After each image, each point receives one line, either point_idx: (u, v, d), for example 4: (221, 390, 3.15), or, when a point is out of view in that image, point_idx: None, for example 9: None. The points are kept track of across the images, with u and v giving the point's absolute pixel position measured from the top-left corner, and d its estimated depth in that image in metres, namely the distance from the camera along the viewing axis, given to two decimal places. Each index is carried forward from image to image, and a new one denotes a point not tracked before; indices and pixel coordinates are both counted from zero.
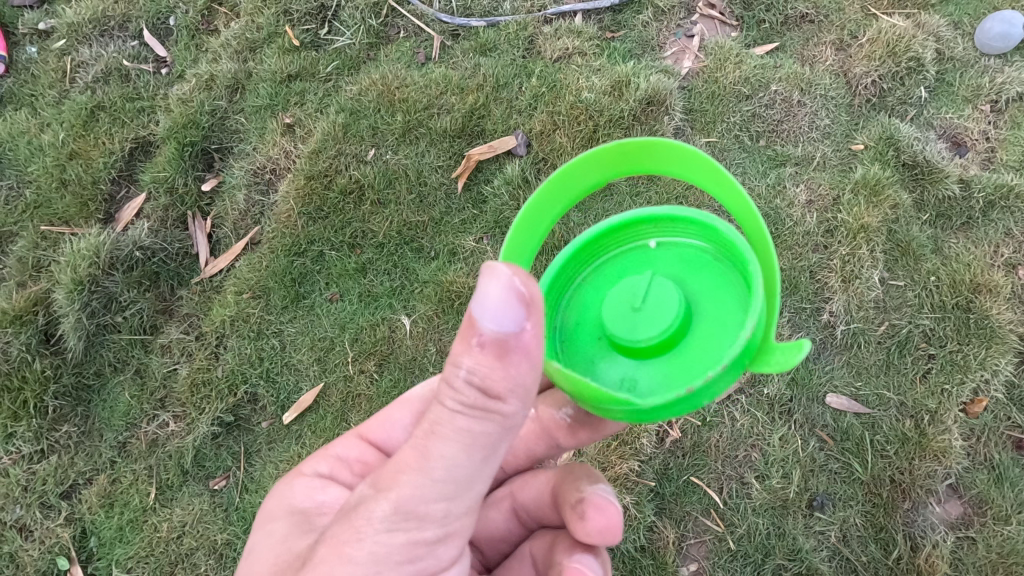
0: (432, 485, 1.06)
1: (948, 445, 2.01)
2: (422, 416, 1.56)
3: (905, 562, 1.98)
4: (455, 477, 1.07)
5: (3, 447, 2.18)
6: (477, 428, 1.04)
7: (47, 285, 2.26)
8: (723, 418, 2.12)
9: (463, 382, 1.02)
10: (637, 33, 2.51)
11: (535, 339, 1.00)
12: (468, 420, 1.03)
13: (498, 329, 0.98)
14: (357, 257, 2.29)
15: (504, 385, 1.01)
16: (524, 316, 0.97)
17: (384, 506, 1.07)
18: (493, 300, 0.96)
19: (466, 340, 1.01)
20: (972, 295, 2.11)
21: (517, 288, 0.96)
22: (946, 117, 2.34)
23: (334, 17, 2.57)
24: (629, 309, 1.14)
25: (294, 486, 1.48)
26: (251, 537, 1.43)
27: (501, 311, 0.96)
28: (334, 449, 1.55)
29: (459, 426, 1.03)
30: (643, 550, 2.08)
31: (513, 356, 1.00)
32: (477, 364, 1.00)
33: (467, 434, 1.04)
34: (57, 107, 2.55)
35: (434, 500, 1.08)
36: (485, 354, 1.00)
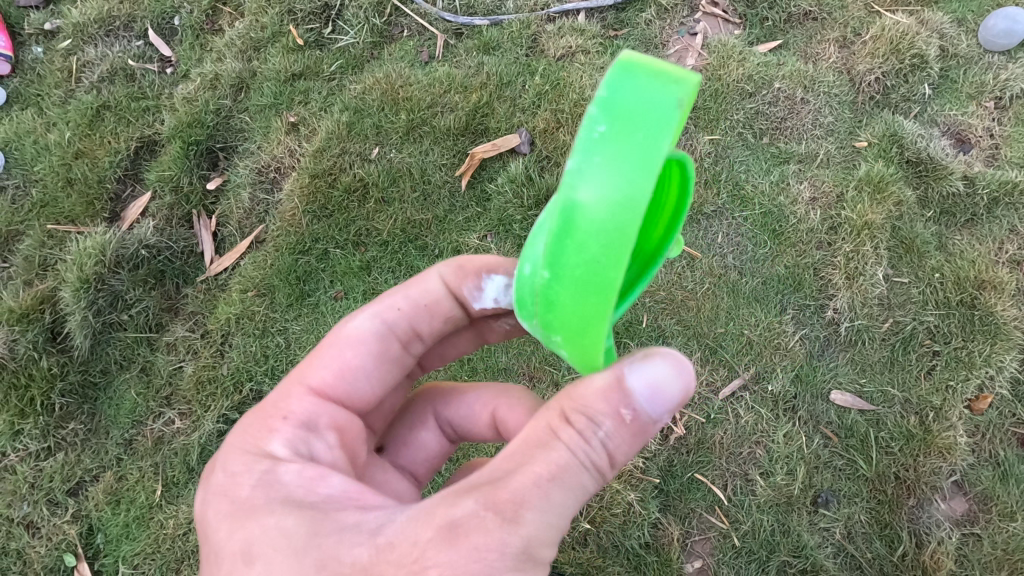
0: (554, 532, 0.95)
1: (952, 442, 2.01)
2: (382, 356, 1.35)
3: (910, 559, 1.98)
4: (561, 529, 0.98)
5: (9, 445, 2.19)
6: (595, 487, 0.99)
7: (53, 283, 2.27)
8: (727, 415, 2.12)
9: (604, 433, 0.97)
10: (640, 31, 2.52)
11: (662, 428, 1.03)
12: (591, 478, 0.98)
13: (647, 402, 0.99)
14: (361, 255, 2.30)
15: (625, 457, 1.01)
16: (670, 409, 1.01)
17: (517, 544, 0.91)
18: (662, 376, 0.97)
19: (613, 398, 0.97)
20: (976, 292, 2.11)
21: (684, 381, 1.00)
22: (949, 114, 2.34)
23: (338, 16, 2.58)
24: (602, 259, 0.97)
25: (257, 474, 1.10)
26: (231, 542, 1.02)
27: (662, 392, 0.98)
28: (292, 414, 1.21)
29: (583, 481, 0.97)
30: (648, 547, 2.07)
31: (641, 436, 1.01)
32: (620, 429, 0.98)
33: (585, 490, 0.98)
34: (63, 106, 2.56)
35: (547, 549, 0.95)
36: (631, 422, 0.99)
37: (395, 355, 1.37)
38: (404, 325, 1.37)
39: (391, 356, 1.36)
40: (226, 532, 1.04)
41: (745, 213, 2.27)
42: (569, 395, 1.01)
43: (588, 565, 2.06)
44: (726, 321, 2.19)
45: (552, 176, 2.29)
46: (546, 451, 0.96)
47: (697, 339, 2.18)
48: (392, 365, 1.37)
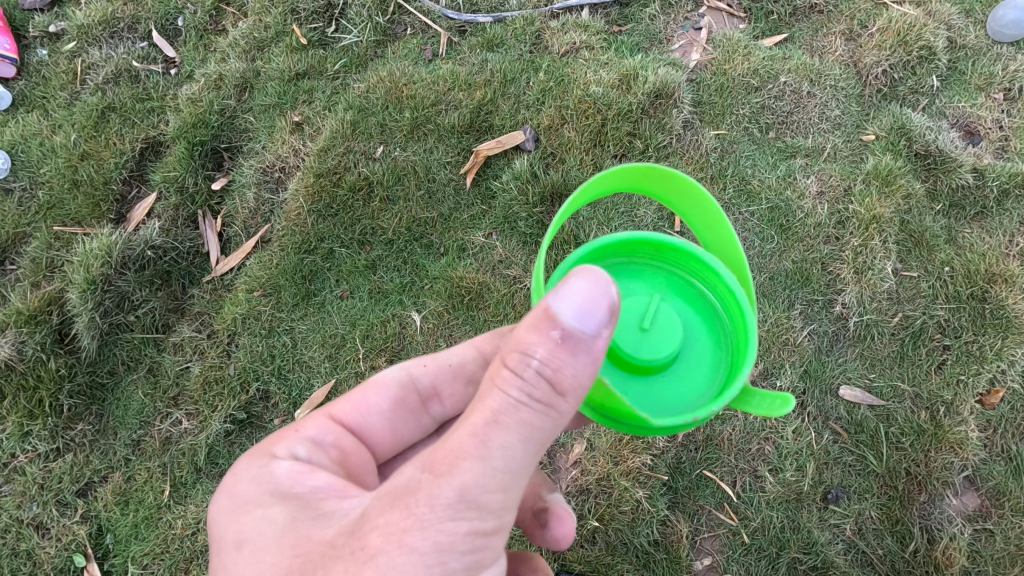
0: (492, 473, 0.99)
1: (964, 437, 1.99)
2: (399, 402, 1.48)
3: (921, 555, 1.96)
4: (515, 463, 1.01)
5: (19, 446, 2.20)
6: (539, 420, 1.01)
7: (60, 285, 2.28)
8: (735, 411, 2.11)
9: (540, 363, 1.00)
10: (645, 26, 2.50)
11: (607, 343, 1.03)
12: (533, 410, 1.00)
13: (582, 326, 1.00)
14: (367, 254, 2.30)
15: (572, 380, 1.01)
16: (605, 321, 1.01)
17: (448, 494, 0.97)
18: (575, 297, 0.99)
19: (542, 327, 1.01)
20: (987, 286, 2.09)
21: (607, 296, 1.00)
22: (958, 106, 2.31)
23: (341, 16, 2.58)
24: (634, 323, 1.18)
25: (260, 471, 1.26)
26: (221, 533, 1.21)
27: (589, 309, 0.99)
28: (303, 431, 1.37)
29: (525, 417, 1.00)
30: (657, 545, 2.05)
31: (581, 353, 1.01)
32: (553, 355, 1.00)
33: (530, 426, 1.01)
34: (68, 108, 2.56)
35: (492, 490, 0.99)
36: (562, 345, 1.00)
37: (411, 406, 1.49)
38: (426, 380, 1.48)
39: (407, 405, 1.48)
40: (223, 521, 1.22)
41: (752, 208, 2.26)
42: (508, 338, 1.05)
43: (597, 563, 2.04)
44: None
45: (558, 172, 2.28)
46: (484, 397, 1.03)
47: None
48: (405, 412, 1.49)
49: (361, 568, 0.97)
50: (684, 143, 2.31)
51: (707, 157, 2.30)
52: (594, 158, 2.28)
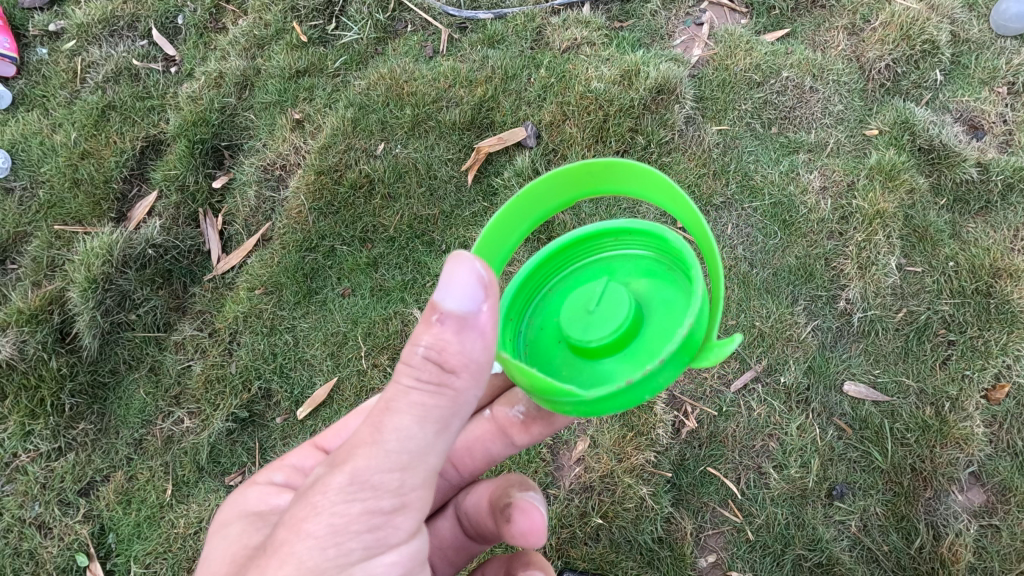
0: (383, 456, 1.00)
1: (969, 433, 1.98)
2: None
3: (927, 552, 1.95)
4: (410, 446, 1.01)
5: (21, 445, 2.20)
6: (431, 401, 1.01)
7: (61, 284, 2.27)
8: (739, 407, 2.11)
9: (424, 347, 1.01)
10: (646, 22, 2.49)
11: (491, 318, 1.03)
12: (422, 393, 1.01)
13: (458, 307, 1.00)
14: (368, 251, 2.29)
15: (459, 357, 1.01)
16: (482, 296, 1.01)
17: (340, 480, 1.00)
18: (451, 281, 1.01)
19: (427, 317, 1.03)
20: (992, 280, 2.08)
21: (479, 273, 1.02)
22: (961, 100, 2.30)
23: (341, 13, 2.57)
24: (582, 308, 1.21)
25: (245, 495, 1.39)
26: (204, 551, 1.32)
27: (463, 290, 1.00)
28: (289, 460, 1.49)
29: (414, 400, 1.01)
30: (661, 542, 2.04)
31: (468, 333, 1.02)
32: (435, 338, 1.01)
33: (422, 408, 1.01)
34: (68, 107, 2.56)
35: (386, 471, 1.00)
36: (442, 327, 1.01)
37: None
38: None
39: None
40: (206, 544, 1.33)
41: (755, 204, 2.25)
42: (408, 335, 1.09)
43: (600, 561, 2.03)
44: (737, 313, 2.16)
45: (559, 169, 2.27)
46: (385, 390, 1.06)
47: None
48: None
49: (267, 558, 1.01)
50: (686, 139, 2.30)
51: (710, 152, 2.29)
52: (595, 155, 2.27)
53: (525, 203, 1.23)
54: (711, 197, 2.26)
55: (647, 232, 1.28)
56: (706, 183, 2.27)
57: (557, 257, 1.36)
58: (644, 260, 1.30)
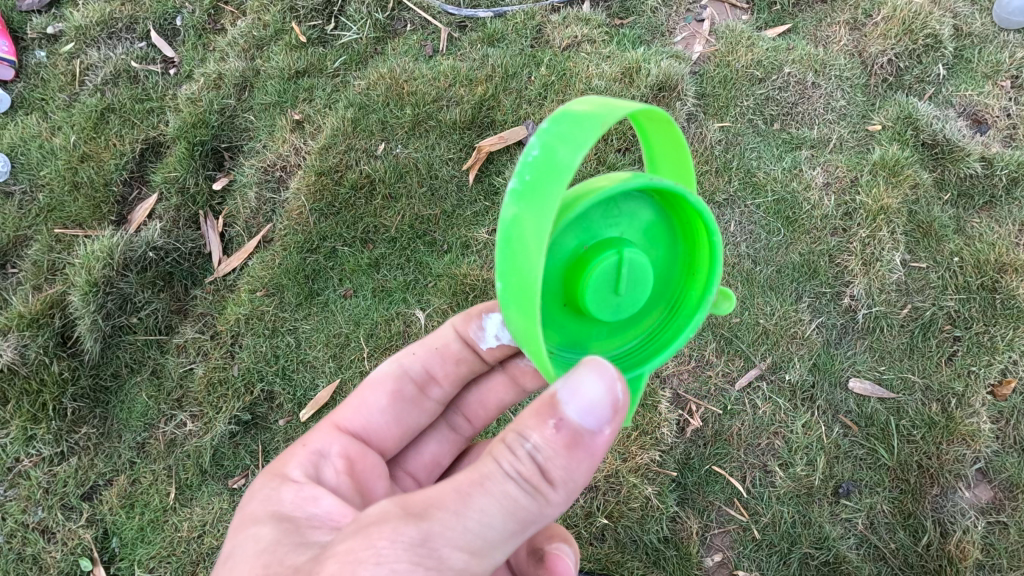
0: (461, 532, 0.97)
1: (976, 429, 1.97)
2: (396, 395, 1.56)
3: (934, 549, 1.94)
4: (486, 535, 0.99)
5: (23, 450, 2.19)
6: (524, 501, 1.00)
7: (62, 288, 2.25)
8: (745, 406, 2.09)
9: (533, 442, 1.01)
10: (647, 18, 2.48)
11: (603, 443, 1.04)
12: (518, 489, 1.00)
13: (585, 422, 1.01)
14: (370, 252, 2.28)
15: (561, 472, 1.02)
16: (606, 420, 1.02)
17: (412, 532, 0.96)
18: (588, 396, 0.99)
19: (543, 414, 1.02)
20: (998, 275, 2.06)
21: (611, 391, 1.01)
22: (965, 94, 2.28)
23: (340, 13, 2.56)
24: (608, 287, 1.02)
25: (273, 491, 1.32)
26: (221, 545, 1.25)
27: (591, 406, 1.00)
28: (311, 444, 1.45)
29: (508, 491, 1.00)
30: (667, 542, 2.03)
31: (580, 451, 1.02)
32: (549, 441, 1.01)
33: (512, 503, 1.00)
34: (67, 109, 2.55)
35: (457, 550, 0.97)
36: (561, 437, 1.01)
37: (409, 396, 1.57)
38: (418, 368, 1.58)
39: (404, 396, 1.56)
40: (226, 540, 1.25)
41: (758, 201, 2.23)
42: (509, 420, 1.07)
43: (607, 561, 2.02)
44: (741, 311, 2.15)
45: None
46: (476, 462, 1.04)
47: (712, 329, 2.14)
48: (403, 403, 1.56)
49: None
50: (687, 136, 2.29)
51: (712, 150, 2.28)
52: (597, 152, 2.26)
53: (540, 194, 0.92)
54: (713, 195, 2.25)
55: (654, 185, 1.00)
56: (708, 181, 2.26)
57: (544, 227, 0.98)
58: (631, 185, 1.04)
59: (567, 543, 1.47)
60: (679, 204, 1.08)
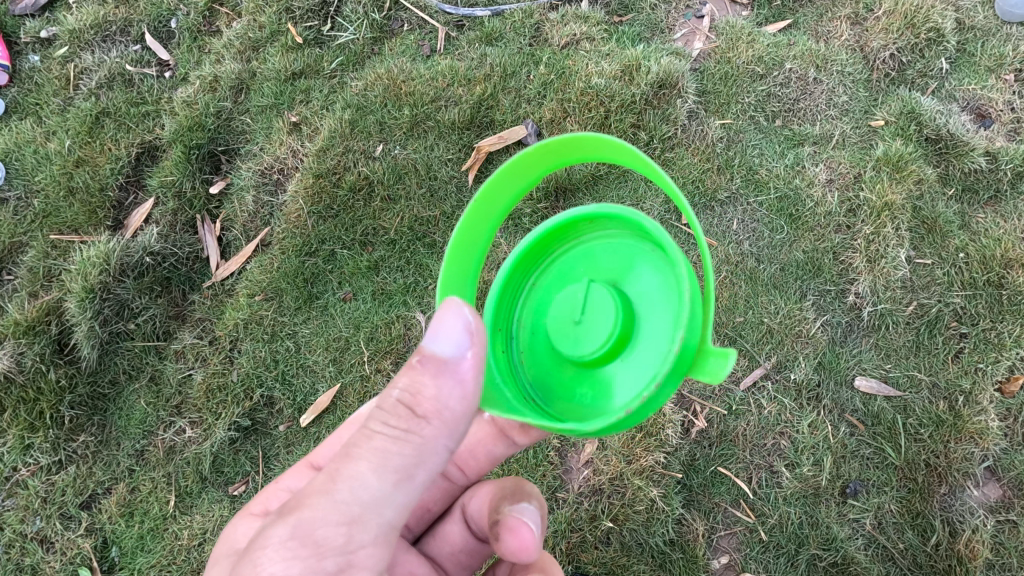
0: (334, 508, 1.04)
1: (983, 427, 1.95)
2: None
3: (944, 548, 1.92)
4: (363, 498, 1.05)
5: (21, 459, 2.16)
6: (394, 449, 1.06)
7: (58, 294, 2.23)
8: (750, 406, 2.07)
9: (393, 397, 1.08)
10: (646, 16, 2.45)
11: (472, 366, 1.08)
12: (387, 439, 1.06)
13: (440, 350, 1.06)
14: (369, 254, 2.26)
15: (431, 404, 1.06)
16: (466, 343, 1.06)
17: (283, 529, 1.04)
18: (441, 324, 1.06)
19: (406, 367, 1.09)
20: (1005, 271, 2.04)
21: (468, 324, 1.07)
22: (968, 88, 2.26)
23: (337, 13, 2.54)
24: (569, 313, 1.20)
25: (238, 530, 1.41)
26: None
27: (445, 334, 1.06)
28: (283, 483, 1.52)
29: (377, 446, 1.06)
30: (673, 544, 2.01)
31: (444, 379, 1.07)
32: (412, 382, 1.07)
33: (383, 456, 1.06)
34: (61, 114, 2.52)
35: (333, 526, 1.03)
36: (421, 370, 1.07)
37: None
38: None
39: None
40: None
41: (760, 198, 2.21)
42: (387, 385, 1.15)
43: (612, 565, 2.00)
44: (744, 310, 2.13)
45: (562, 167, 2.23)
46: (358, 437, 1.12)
47: (715, 329, 2.11)
48: None
49: None
50: (688, 134, 2.27)
51: (713, 147, 2.26)
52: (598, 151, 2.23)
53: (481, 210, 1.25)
54: (716, 192, 2.23)
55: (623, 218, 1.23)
56: (710, 178, 2.24)
57: (536, 249, 1.37)
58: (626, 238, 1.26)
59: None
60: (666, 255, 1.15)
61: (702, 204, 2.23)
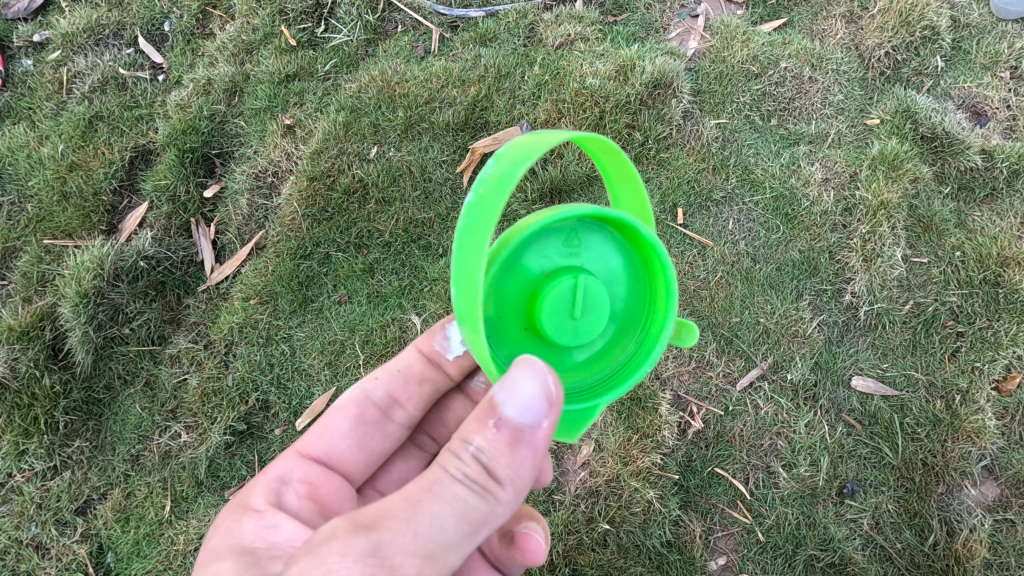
0: (414, 538, 0.98)
1: (981, 426, 1.94)
2: (359, 420, 1.55)
3: (941, 548, 1.91)
4: (438, 539, 1.01)
5: (15, 465, 2.16)
6: (471, 502, 1.03)
7: (53, 299, 2.22)
8: (746, 406, 2.06)
9: (475, 445, 1.04)
10: (640, 15, 2.45)
11: (545, 436, 1.07)
12: (466, 490, 1.03)
13: (521, 417, 1.04)
14: (364, 257, 2.25)
15: (508, 470, 1.05)
16: (544, 413, 1.04)
17: (360, 544, 0.96)
18: (526, 391, 1.02)
19: (485, 417, 1.06)
20: (1001, 269, 2.03)
21: (546, 387, 1.03)
22: (964, 86, 2.26)
23: (330, 15, 2.53)
24: (564, 311, 1.08)
25: (241, 526, 1.32)
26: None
27: (528, 404, 1.02)
28: (274, 472, 1.47)
29: (456, 493, 1.03)
30: (670, 546, 2.00)
31: (524, 447, 1.06)
32: (491, 441, 1.04)
33: (461, 506, 1.03)
34: (55, 118, 2.51)
35: (409, 558, 0.97)
36: (501, 434, 1.05)
37: (372, 420, 1.56)
38: (381, 393, 1.57)
39: (367, 420, 1.55)
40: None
41: (756, 198, 2.21)
42: None
43: (609, 567, 2.00)
44: (741, 310, 2.12)
45: (557, 167, 2.23)
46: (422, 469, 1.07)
47: (712, 329, 2.11)
48: (367, 428, 1.55)
49: None
50: (684, 133, 2.26)
51: (709, 147, 2.25)
52: None
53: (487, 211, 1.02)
54: (711, 192, 2.22)
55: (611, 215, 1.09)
56: (706, 178, 2.23)
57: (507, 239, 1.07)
58: (589, 218, 1.12)
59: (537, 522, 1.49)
60: (637, 238, 1.14)
61: (698, 204, 2.22)
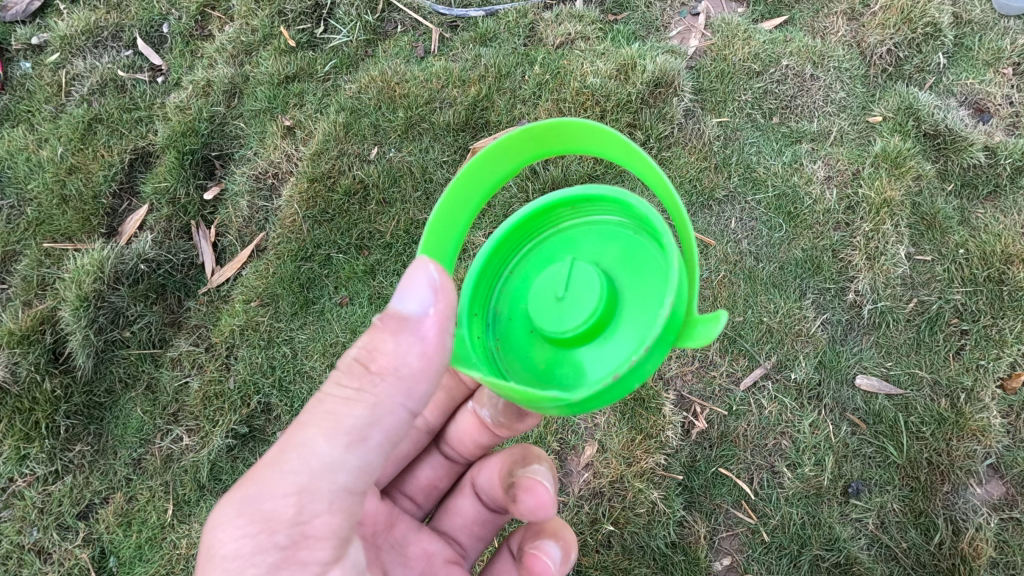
0: (289, 459, 1.09)
1: (986, 424, 1.93)
2: None
3: (948, 547, 1.89)
4: (317, 452, 1.08)
5: (17, 470, 2.16)
6: (349, 406, 1.09)
7: (53, 303, 2.22)
8: (751, 406, 2.05)
9: (353, 355, 1.11)
10: (640, 14, 2.44)
11: (425, 325, 1.09)
12: (343, 396, 1.09)
13: (410, 310, 1.09)
14: (365, 258, 2.24)
15: (382, 363, 1.08)
16: (422, 303, 1.09)
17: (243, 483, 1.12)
18: (406, 284, 1.11)
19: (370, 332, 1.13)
20: (1005, 266, 2.02)
21: (433, 281, 1.10)
22: (967, 83, 2.24)
23: (330, 15, 2.52)
24: (550, 294, 1.16)
25: None
26: None
27: (408, 295, 1.10)
28: None
29: (333, 403, 1.10)
30: (674, 547, 1.99)
31: (399, 338, 1.09)
32: (365, 345, 1.11)
33: (337, 412, 1.09)
34: (54, 121, 2.50)
35: (286, 478, 1.08)
36: (382, 329, 1.10)
37: None
38: None
39: None
40: None
41: (758, 196, 2.20)
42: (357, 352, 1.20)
43: (614, 569, 1.99)
44: (744, 309, 2.11)
45: (558, 168, 2.22)
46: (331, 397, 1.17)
47: None
48: None
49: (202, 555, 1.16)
50: (685, 132, 2.25)
51: (710, 145, 2.24)
52: None
53: (471, 178, 1.20)
54: (713, 191, 2.21)
55: (607, 197, 1.22)
56: (707, 177, 2.22)
57: (512, 236, 1.32)
58: (605, 221, 1.24)
59: (556, 540, 1.44)
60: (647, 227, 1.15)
61: (700, 204, 2.21)
